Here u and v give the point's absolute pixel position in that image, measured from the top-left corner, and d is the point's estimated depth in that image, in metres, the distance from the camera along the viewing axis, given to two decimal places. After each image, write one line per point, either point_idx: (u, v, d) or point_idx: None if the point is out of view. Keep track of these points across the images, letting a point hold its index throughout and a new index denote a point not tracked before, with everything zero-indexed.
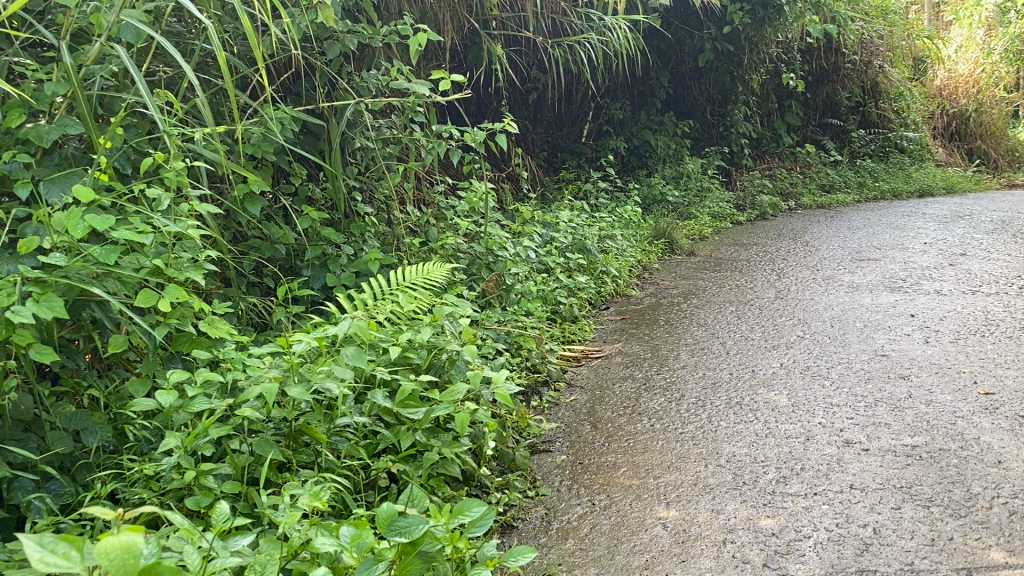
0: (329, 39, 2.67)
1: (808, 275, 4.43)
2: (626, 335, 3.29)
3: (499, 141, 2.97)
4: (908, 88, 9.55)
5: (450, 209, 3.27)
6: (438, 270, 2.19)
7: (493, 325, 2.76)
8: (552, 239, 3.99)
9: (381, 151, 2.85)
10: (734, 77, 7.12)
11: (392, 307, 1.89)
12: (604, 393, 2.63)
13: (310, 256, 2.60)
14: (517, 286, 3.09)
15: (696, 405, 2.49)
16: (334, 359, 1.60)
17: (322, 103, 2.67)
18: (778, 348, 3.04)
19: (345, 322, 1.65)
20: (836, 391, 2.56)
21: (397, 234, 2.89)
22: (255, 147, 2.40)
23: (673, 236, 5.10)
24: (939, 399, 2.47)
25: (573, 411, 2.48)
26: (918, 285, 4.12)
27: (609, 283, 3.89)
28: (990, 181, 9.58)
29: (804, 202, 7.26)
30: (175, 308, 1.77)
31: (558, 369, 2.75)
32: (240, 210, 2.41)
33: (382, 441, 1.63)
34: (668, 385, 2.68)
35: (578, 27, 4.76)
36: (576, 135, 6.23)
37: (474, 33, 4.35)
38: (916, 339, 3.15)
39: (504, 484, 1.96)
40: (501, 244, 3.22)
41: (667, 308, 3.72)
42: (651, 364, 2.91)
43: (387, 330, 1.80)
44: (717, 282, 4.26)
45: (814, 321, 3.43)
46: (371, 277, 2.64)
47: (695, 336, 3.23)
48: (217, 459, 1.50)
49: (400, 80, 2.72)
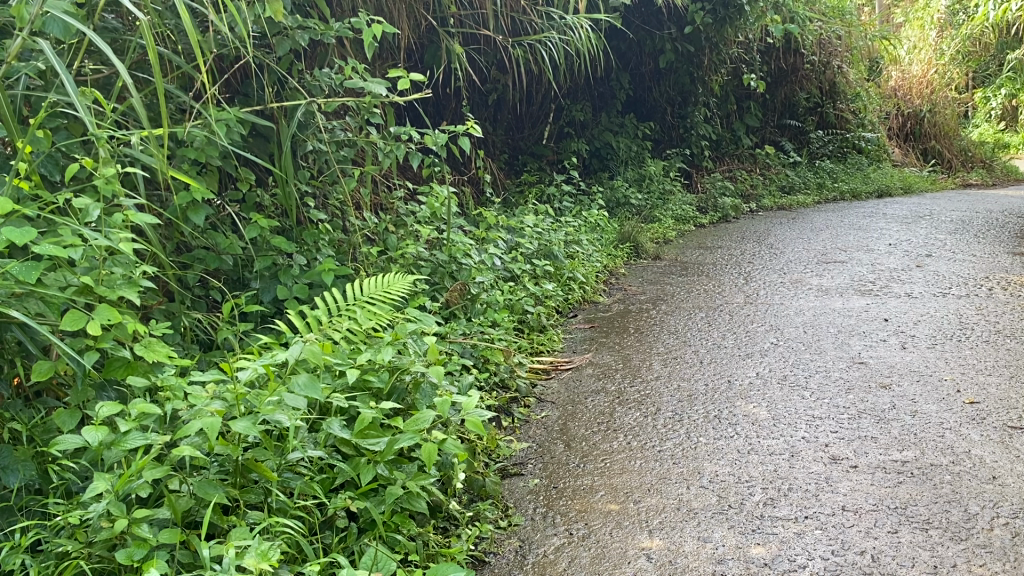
0: (278, 35, 2.50)
1: (776, 279, 4.34)
2: (596, 345, 3.16)
3: (461, 143, 2.82)
4: (864, 89, 9.59)
5: (410, 214, 3.12)
6: (399, 282, 2.04)
7: (459, 338, 2.61)
8: (516, 245, 3.86)
9: (335, 154, 2.68)
10: (695, 77, 7.05)
11: (349, 325, 1.73)
12: (576, 408, 2.49)
13: (260, 267, 2.45)
14: (482, 296, 2.94)
15: (673, 420, 2.36)
16: (285, 387, 1.44)
17: (271, 103, 2.50)
18: (754, 356, 2.93)
19: (297, 345, 1.47)
20: (817, 403, 2.45)
21: (353, 243, 2.73)
22: (198, 151, 2.24)
23: (638, 240, 4.99)
24: (924, 410, 2.37)
25: (544, 429, 2.34)
26: (888, 288, 4.05)
27: (576, 290, 3.76)
28: (945, 180, 9.67)
29: (766, 203, 7.22)
30: (108, 330, 1.59)
31: (527, 383, 2.61)
32: (182, 219, 2.23)
33: (339, 476, 1.47)
34: (643, 399, 2.55)
35: (538, 27, 4.63)
36: (537, 138, 6.10)
37: (431, 31, 4.19)
38: (893, 344, 3.06)
39: (474, 515, 1.81)
40: (464, 251, 3.07)
41: (636, 315, 3.60)
42: (624, 375, 2.78)
43: (343, 353, 1.63)
44: (685, 287, 4.16)
45: (788, 327, 3.33)
46: (325, 289, 2.48)
47: (667, 345, 3.11)
48: (153, 501, 1.32)
49: (355, 79, 2.56)
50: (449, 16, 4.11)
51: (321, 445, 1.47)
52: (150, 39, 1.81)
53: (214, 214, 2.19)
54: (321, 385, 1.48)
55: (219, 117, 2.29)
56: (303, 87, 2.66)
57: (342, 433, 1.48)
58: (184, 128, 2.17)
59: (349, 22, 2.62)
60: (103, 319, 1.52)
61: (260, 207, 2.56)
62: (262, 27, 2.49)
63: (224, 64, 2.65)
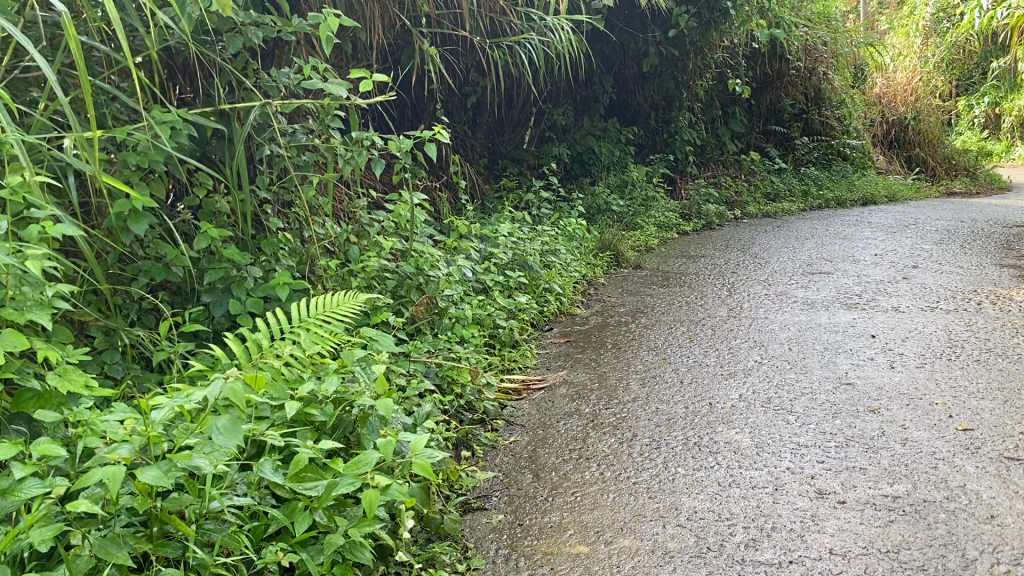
0: (232, 31, 2.35)
1: (760, 290, 4.21)
2: (571, 361, 3.01)
3: (428, 148, 2.67)
4: (849, 95, 9.50)
5: (377, 221, 2.96)
6: (351, 301, 1.89)
7: (423, 357, 2.45)
8: (490, 254, 3.70)
9: (294, 159, 2.53)
10: (679, 82, 6.93)
11: (290, 352, 1.57)
12: (547, 433, 2.34)
13: (210, 279, 2.30)
14: (451, 310, 2.79)
15: (650, 448, 2.21)
16: (206, 429, 1.28)
17: (223, 105, 2.35)
18: (736, 376, 2.79)
19: (218, 382, 1.32)
20: (802, 429, 2.31)
21: (313, 254, 2.58)
22: (141, 156, 2.09)
23: (619, 248, 4.86)
24: (916, 437, 2.23)
25: (512, 457, 2.18)
26: (874, 302, 3.92)
27: (553, 302, 3.62)
28: (930, 189, 9.60)
29: (750, 211, 7.10)
30: (15, 358, 1.43)
31: (496, 405, 2.46)
32: (123, 229, 2.08)
33: (272, 524, 1.31)
34: (619, 423, 2.39)
35: (518, 28, 4.48)
36: (518, 142, 5.96)
37: (406, 31, 4.04)
38: (881, 364, 2.93)
39: (429, 558, 1.65)
40: (432, 263, 2.92)
41: (614, 329, 3.45)
42: (600, 396, 2.63)
43: (281, 386, 1.48)
44: (666, 299, 4.02)
45: (772, 343, 3.19)
46: (280, 304, 2.33)
47: (645, 362, 2.97)
48: (48, 560, 1.15)
49: (314, 80, 2.41)
50: (423, 16, 3.96)
51: (251, 490, 1.32)
52: (74, 34, 1.62)
53: (157, 225, 2.04)
54: (248, 424, 1.32)
55: (164, 119, 2.14)
56: (260, 87, 2.50)
57: (274, 477, 1.32)
58: (123, 131, 2.02)
59: (309, 18, 2.46)
60: (9, 346, 1.35)
61: (216, 214, 2.41)
62: (214, 23, 2.34)
63: (176, 64, 2.50)
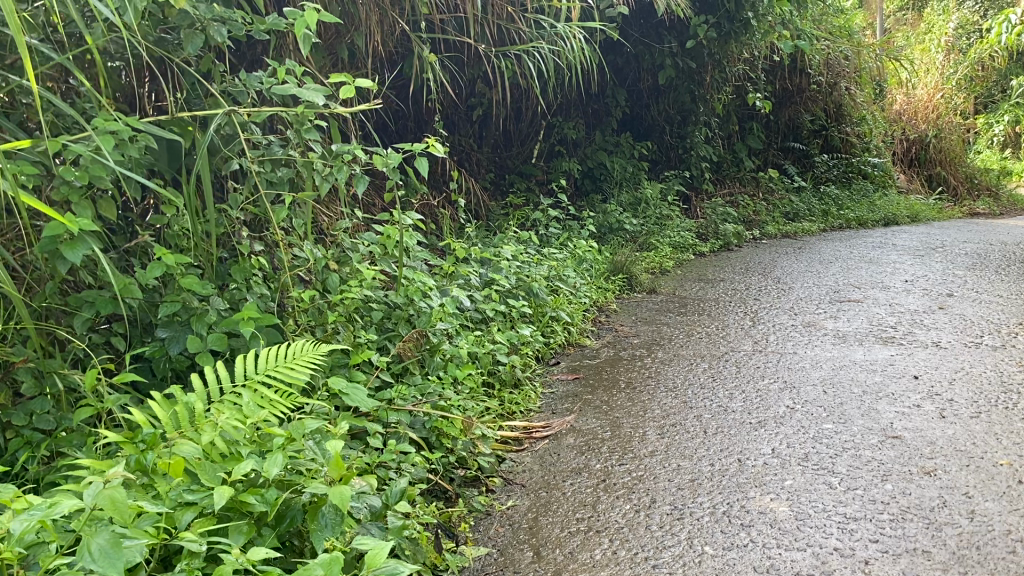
0: (193, 27, 2.09)
1: (786, 321, 3.88)
2: (579, 403, 2.70)
3: (419, 164, 2.35)
4: (871, 112, 9.19)
5: (363, 244, 2.66)
6: (310, 352, 1.59)
7: (408, 406, 2.14)
8: (491, 279, 3.40)
9: (267, 174, 2.25)
10: (696, 96, 6.63)
11: (226, 421, 1.28)
12: (551, 496, 2.02)
13: (165, 313, 1.99)
14: (444, 346, 2.49)
15: (671, 519, 1.89)
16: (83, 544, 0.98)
17: (183, 111, 2.08)
18: (767, 426, 2.46)
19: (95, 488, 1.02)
20: (848, 496, 1.98)
21: (286, 282, 2.28)
22: (82, 172, 1.79)
23: (633, 271, 4.55)
24: (984, 510, 1.90)
25: (509, 527, 1.87)
26: (911, 336, 3.59)
27: (560, 333, 3.31)
28: (952, 209, 9.27)
29: (769, 231, 6.77)
30: None
31: (492, 460, 2.15)
32: (58, 257, 1.77)
33: None
34: (634, 485, 2.07)
35: (526, 36, 4.16)
36: (526, 156, 5.66)
37: (405, 36, 3.76)
38: (929, 412, 2.59)
39: None
40: (423, 293, 2.62)
41: (628, 364, 3.13)
42: (612, 449, 2.32)
43: (210, 468, 1.20)
44: (684, 329, 3.69)
45: (804, 385, 2.86)
46: (246, 342, 2.01)
47: (663, 407, 2.64)
48: None
49: (288, 84, 2.11)
50: (423, 20, 3.66)
51: None
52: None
53: (95, 253, 1.73)
54: (141, 534, 1.02)
55: (108, 130, 1.84)
56: (228, 93, 2.22)
57: None
58: (56, 142, 1.72)
59: (283, 14, 2.16)
60: None
61: (176, 236, 2.12)
62: (171, 17, 2.04)
63: (134, 66, 2.22)
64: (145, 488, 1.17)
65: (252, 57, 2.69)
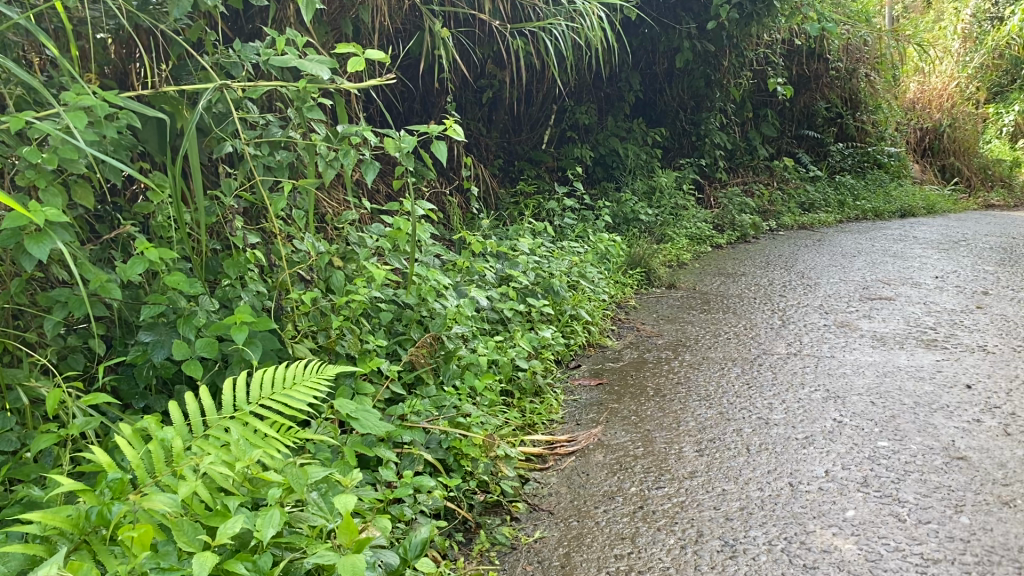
0: None
1: (818, 320, 3.63)
2: (606, 413, 2.47)
3: (436, 148, 2.09)
4: (887, 100, 8.93)
5: (371, 237, 2.43)
6: (307, 377, 1.41)
7: (421, 424, 1.92)
8: (506, 275, 3.17)
9: (264, 158, 2.02)
10: (712, 81, 6.34)
11: (207, 471, 1.14)
12: (584, 527, 1.79)
13: (148, 314, 1.73)
14: (460, 352, 2.29)
15: (724, 557, 1.65)
16: None
17: (171, 86, 1.85)
18: (816, 443, 2.22)
19: None
20: (923, 533, 1.73)
21: (285, 279, 2.04)
22: (49, 154, 1.54)
23: (651, 265, 4.30)
24: None
25: (539, 565, 1.64)
26: (955, 339, 3.34)
27: (581, 334, 3.08)
28: (968, 201, 9.01)
29: (786, 221, 6.51)
30: None
31: (516, 484, 1.93)
32: (21, 252, 1.52)
33: None
34: (675, 513, 1.84)
35: (543, 12, 3.90)
36: (536, 142, 5.41)
37: (414, 11, 3.51)
38: (994, 428, 2.34)
39: None
40: (435, 293, 2.39)
41: (655, 368, 2.89)
42: (647, 468, 2.08)
43: (189, 531, 1.07)
44: (708, 328, 3.45)
45: (850, 395, 2.61)
46: (240, 349, 1.76)
47: (699, 419, 2.40)
48: None
49: (287, 57, 1.86)
50: None
51: None
52: None
53: (64, 247, 1.47)
54: None
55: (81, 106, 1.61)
56: (221, 65, 1.98)
57: None
58: (17, 119, 1.47)
59: None
60: None
61: (161, 226, 1.88)
62: None
63: (114, 33, 1.99)
64: (110, 553, 1.03)
65: (244, 26, 2.49)
